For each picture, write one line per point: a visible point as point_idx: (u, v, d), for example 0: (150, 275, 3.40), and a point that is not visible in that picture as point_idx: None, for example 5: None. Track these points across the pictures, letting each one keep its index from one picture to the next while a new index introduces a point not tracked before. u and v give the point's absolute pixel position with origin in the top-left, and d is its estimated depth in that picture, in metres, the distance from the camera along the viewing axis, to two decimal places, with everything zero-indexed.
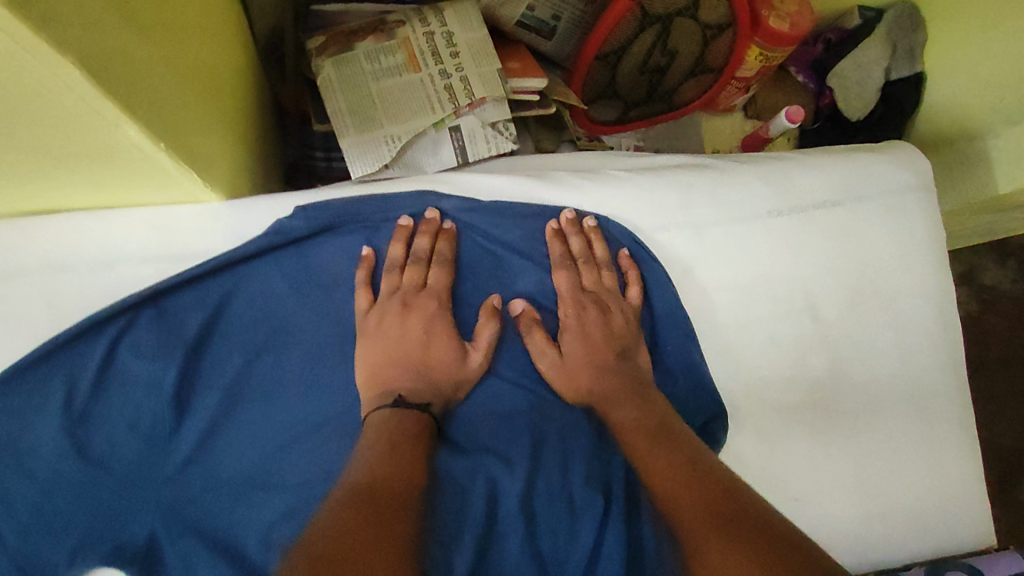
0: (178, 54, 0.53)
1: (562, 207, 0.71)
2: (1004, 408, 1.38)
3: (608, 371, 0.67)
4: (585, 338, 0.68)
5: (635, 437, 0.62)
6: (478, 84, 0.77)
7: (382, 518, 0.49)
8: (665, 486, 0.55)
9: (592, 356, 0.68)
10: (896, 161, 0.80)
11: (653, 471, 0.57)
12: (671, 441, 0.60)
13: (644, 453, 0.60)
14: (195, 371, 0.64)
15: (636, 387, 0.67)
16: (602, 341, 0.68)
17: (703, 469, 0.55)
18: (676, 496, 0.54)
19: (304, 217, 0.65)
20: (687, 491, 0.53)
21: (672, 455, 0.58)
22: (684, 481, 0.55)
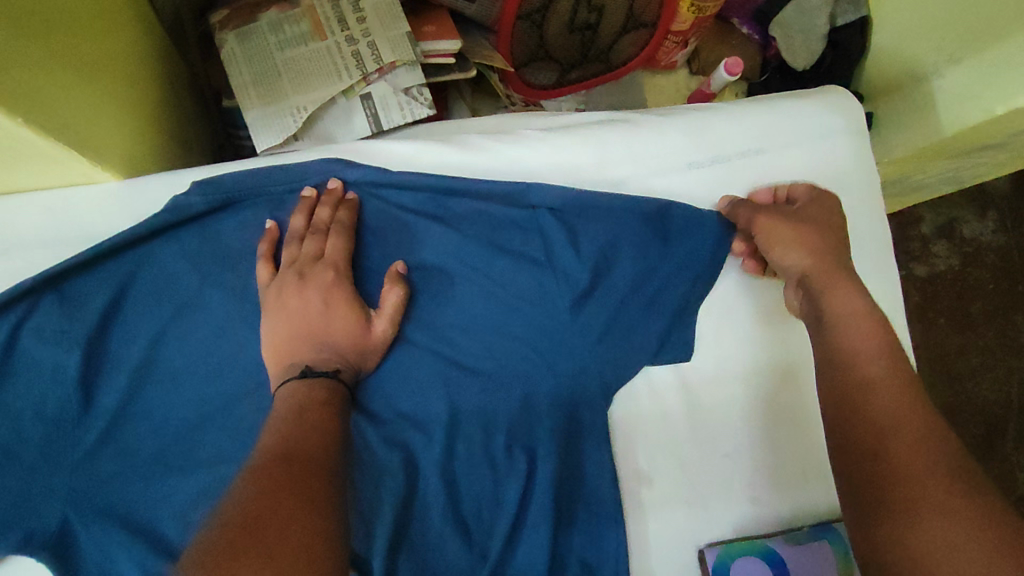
0: (53, 34, 0.53)
1: (471, 171, 0.69)
2: (990, 362, 1.33)
3: (813, 240, 0.67)
4: (795, 217, 0.68)
5: (864, 365, 0.60)
6: (386, 48, 0.77)
7: (285, 501, 0.45)
8: (884, 422, 0.55)
9: (812, 231, 0.67)
10: (827, 103, 0.76)
11: (871, 400, 0.57)
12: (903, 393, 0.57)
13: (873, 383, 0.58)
14: (101, 355, 0.62)
15: (843, 269, 0.66)
16: (820, 223, 0.68)
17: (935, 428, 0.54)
18: (895, 438, 0.54)
19: (201, 193, 0.63)
20: (915, 445, 0.53)
21: (900, 396, 0.57)
22: (913, 434, 0.54)
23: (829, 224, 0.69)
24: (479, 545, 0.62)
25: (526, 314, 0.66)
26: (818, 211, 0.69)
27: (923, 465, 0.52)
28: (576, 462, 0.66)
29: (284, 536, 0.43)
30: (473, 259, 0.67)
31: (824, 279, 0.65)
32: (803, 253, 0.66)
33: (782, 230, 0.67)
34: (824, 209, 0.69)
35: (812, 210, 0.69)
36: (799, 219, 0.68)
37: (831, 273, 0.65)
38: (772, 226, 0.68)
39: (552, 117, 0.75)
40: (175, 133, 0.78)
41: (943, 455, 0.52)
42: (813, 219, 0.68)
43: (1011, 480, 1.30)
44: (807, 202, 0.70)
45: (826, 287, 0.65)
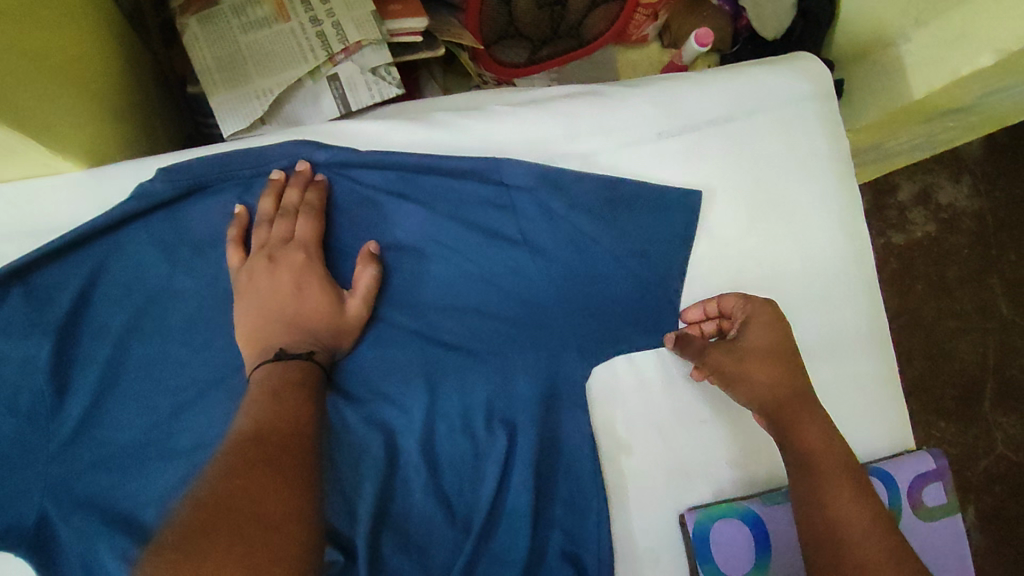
0: (13, 22, 0.51)
1: (440, 148, 0.68)
2: (967, 325, 1.35)
3: (768, 373, 0.65)
4: (738, 355, 0.65)
5: (797, 412, 0.64)
6: (350, 28, 0.76)
7: (257, 482, 0.45)
8: (820, 467, 0.61)
9: (765, 363, 0.65)
10: (796, 69, 0.76)
11: (805, 444, 0.62)
12: (830, 438, 0.63)
13: (808, 430, 0.63)
14: (73, 347, 0.61)
15: (805, 397, 0.65)
16: (768, 350, 0.66)
17: (850, 462, 0.61)
18: (831, 479, 0.60)
19: (167, 179, 0.62)
20: (838, 475, 0.60)
21: (828, 439, 0.63)
22: (846, 483, 0.60)
23: (776, 347, 0.66)
24: (462, 519, 0.62)
25: (502, 290, 0.67)
26: (761, 338, 0.66)
27: (852, 506, 0.58)
28: (556, 434, 0.67)
29: (255, 516, 0.43)
30: (445, 237, 0.67)
31: (786, 415, 0.64)
32: (760, 387, 0.65)
33: (738, 365, 0.65)
34: (771, 331, 0.66)
35: (755, 338, 0.66)
36: (754, 352, 0.65)
37: (796, 403, 0.64)
38: (724, 365, 0.66)
39: (520, 92, 0.75)
40: (140, 122, 0.76)
41: (855, 481, 0.60)
42: (760, 353, 0.65)
43: (988, 439, 1.33)
44: (750, 323, 0.67)
45: (790, 422, 0.64)
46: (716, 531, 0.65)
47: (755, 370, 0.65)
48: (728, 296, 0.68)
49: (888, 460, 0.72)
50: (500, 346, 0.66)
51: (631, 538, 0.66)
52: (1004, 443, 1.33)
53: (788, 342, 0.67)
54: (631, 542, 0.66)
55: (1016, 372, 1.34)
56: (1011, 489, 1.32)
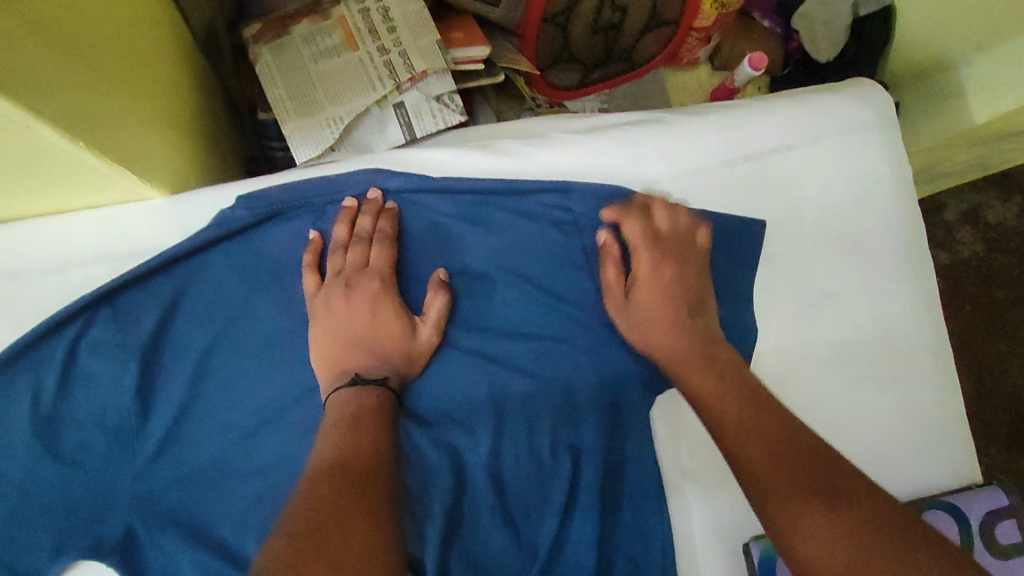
0: (96, 57, 0.54)
1: (507, 176, 0.70)
2: (1019, 348, 1.32)
3: (672, 350, 0.63)
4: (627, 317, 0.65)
5: (719, 404, 0.57)
6: (417, 57, 0.78)
7: (344, 511, 0.46)
8: (743, 445, 0.53)
9: (656, 319, 0.64)
10: (859, 97, 0.76)
11: (729, 438, 0.54)
12: (758, 423, 0.54)
13: (729, 418, 0.56)
14: (157, 366, 0.63)
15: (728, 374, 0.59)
16: (658, 300, 0.65)
17: (782, 443, 0.52)
18: (751, 460, 0.52)
19: (247, 207, 0.65)
20: (757, 449, 0.52)
21: (743, 410, 0.55)
22: (770, 457, 0.51)
23: (667, 315, 0.64)
24: (528, 543, 0.62)
25: (566, 315, 0.68)
26: (648, 281, 0.66)
27: (785, 486, 0.49)
28: (620, 460, 0.66)
29: (345, 547, 0.44)
30: (513, 264, 0.68)
31: (677, 370, 0.62)
32: (659, 334, 0.63)
33: (634, 323, 0.65)
34: (658, 298, 0.65)
35: (645, 295, 0.65)
36: (646, 304, 0.65)
37: (710, 380, 0.59)
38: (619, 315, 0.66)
39: (583, 119, 0.75)
40: (212, 147, 0.79)
41: (783, 456, 0.51)
42: (649, 306, 0.65)
43: None
44: (641, 283, 0.66)
45: (681, 375, 0.61)
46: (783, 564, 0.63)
47: (653, 331, 0.64)
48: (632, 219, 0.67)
49: (958, 494, 0.70)
50: (564, 372, 0.67)
51: (694, 567, 0.66)
52: None
53: (683, 281, 0.66)
54: (695, 570, 0.66)
55: None
56: None
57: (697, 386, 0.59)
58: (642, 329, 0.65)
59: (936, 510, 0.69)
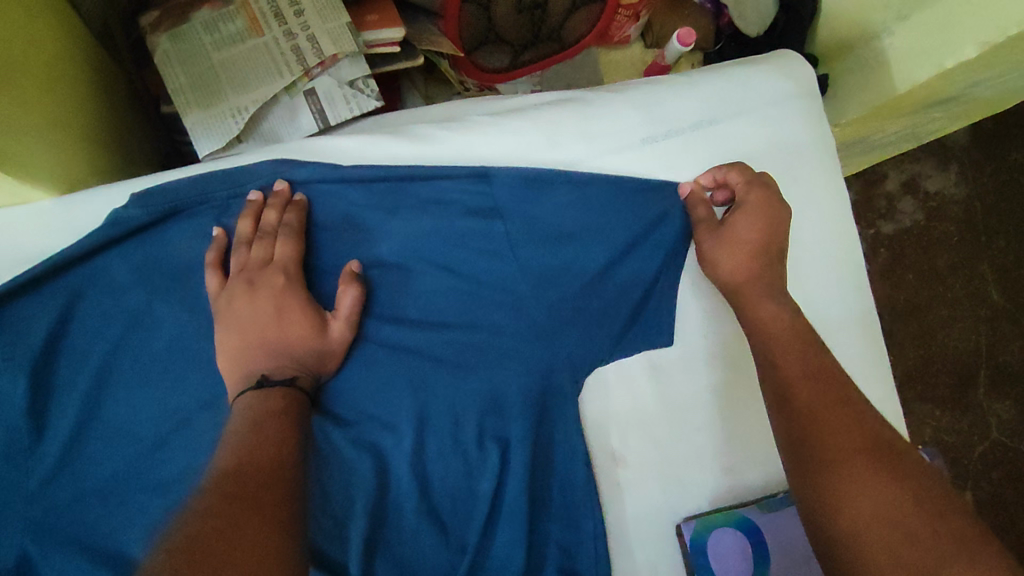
0: None
1: (420, 162, 0.67)
2: (958, 313, 1.35)
3: (753, 262, 0.66)
4: (718, 241, 0.66)
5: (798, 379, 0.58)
6: (326, 41, 0.74)
7: (237, 520, 0.44)
8: (806, 399, 0.56)
9: (748, 252, 0.65)
10: (778, 68, 0.75)
11: (799, 393, 0.57)
12: (843, 402, 0.56)
13: (806, 392, 0.57)
14: (50, 378, 0.59)
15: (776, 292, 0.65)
16: (756, 236, 0.66)
17: (858, 416, 0.55)
18: (820, 413, 0.55)
19: (140, 204, 0.61)
20: (824, 399, 0.56)
21: (809, 362, 0.59)
22: (837, 404, 0.55)
23: (759, 238, 0.66)
24: (457, 538, 0.61)
25: (488, 304, 0.66)
26: (751, 211, 0.67)
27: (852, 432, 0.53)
28: (549, 448, 0.65)
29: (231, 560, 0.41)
30: (429, 255, 0.66)
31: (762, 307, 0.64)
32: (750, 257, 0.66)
33: (721, 244, 0.66)
34: (757, 224, 0.66)
35: (742, 223, 0.66)
36: (737, 242, 0.66)
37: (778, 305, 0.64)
38: (709, 239, 0.67)
39: (501, 100, 0.73)
40: (116, 144, 0.75)
41: (846, 410, 0.55)
42: (749, 233, 0.66)
43: (984, 425, 1.33)
44: (743, 209, 0.67)
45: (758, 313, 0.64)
46: (714, 543, 0.65)
47: (742, 250, 0.66)
48: (737, 167, 0.69)
49: None
50: (488, 362, 0.65)
51: (627, 550, 0.66)
52: (998, 429, 1.33)
53: (779, 222, 0.67)
54: (629, 553, 0.66)
55: (1007, 357, 1.34)
56: (1006, 474, 1.32)
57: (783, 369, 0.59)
58: (737, 242, 0.66)
59: None
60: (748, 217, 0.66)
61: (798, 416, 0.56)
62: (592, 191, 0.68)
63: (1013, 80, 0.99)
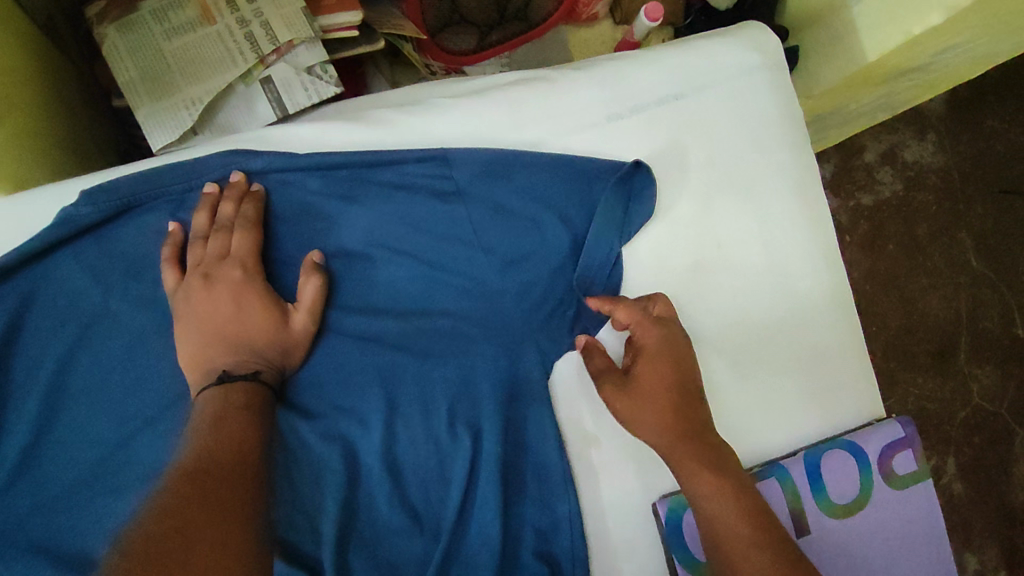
0: None
1: (380, 147, 0.65)
2: (937, 281, 1.36)
3: (660, 415, 0.62)
4: (625, 392, 0.63)
5: (711, 493, 0.59)
6: (281, 27, 0.72)
7: (195, 520, 0.43)
8: (677, 454, 0.61)
9: (658, 405, 0.62)
10: (744, 40, 0.73)
11: (670, 447, 0.61)
12: (718, 467, 0.60)
13: (696, 469, 0.60)
14: (6, 382, 0.58)
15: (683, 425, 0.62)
16: (662, 387, 0.63)
17: (744, 490, 0.59)
18: (686, 468, 0.60)
19: (90, 201, 0.59)
20: (687, 455, 0.60)
21: (658, 407, 0.62)
22: (689, 460, 0.60)
23: (665, 395, 0.63)
24: (431, 526, 0.61)
25: (455, 290, 0.65)
26: (653, 360, 0.64)
27: (720, 486, 0.59)
28: (522, 433, 0.65)
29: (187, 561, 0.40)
30: (394, 242, 0.64)
31: (661, 434, 0.61)
32: (656, 426, 0.62)
33: (631, 403, 0.63)
34: (660, 374, 0.63)
35: (649, 376, 0.63)
36: (643, 392, 0.63)
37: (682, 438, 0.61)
38: (621, 404, 0.63)
39: (462, 82, 0.71)
40: (68, 141, 0.72)
41: (707, 461, 0.60)
42: (658, 386, 0.63)
43: (965, 391, 1.34)
44: (642, 358, 0.64)
45: (667, 431, 0.61)
46: (690, 520, 0.64)
47: (645, 411, 0.62)
48: (621, 304, 0.64)
49: (855, 431, 0.72)
50: (457, 349, 0.64)
51: (604, 531, 0.65)
52: (979, 394, 1.34)
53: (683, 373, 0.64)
54: (606, 534, 0.65)
55: (987, 324, 1.35)
56: (988, 439, 1.34)
57: (694, 483, 0.59)
58: (646, 404, 0.63)
59: (834, 449, 0.70)
60: (650, 381, 0.63)
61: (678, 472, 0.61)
62: (558, 171, 0.67)
63: (982, 45, 0.99)
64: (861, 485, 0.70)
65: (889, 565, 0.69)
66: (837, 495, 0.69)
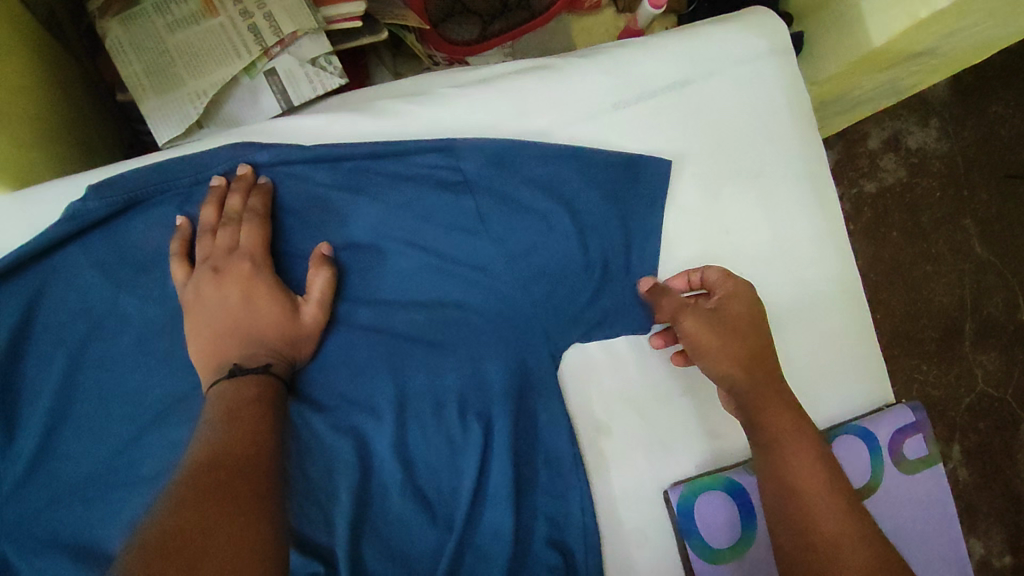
0: None
1: (386, 138, 0.65)
2: (942, 268, 1.35)
3: (745, 347, 0.62)
4: (711, 322, 0.63)
5: (789, 437, 0.59)
6: (283, 18, 0.72)
7: (214, 512, 0.43)
8: (761, 403, 0.61)
9: (739, 336, 0.62)
10: (750, 25, 0.73)
11: (751, 394, 0.62)
12: (801, 419, 0.61)
13: (780, 420, 0.60)
14: (18, 378, 0.58)
15: (767, 365, 0.63)
16: (745, 318, 0.63)
17: (821, 449, 0.59)
18: (771, 417, 0.61)
19: (98, 196, 0.59)
20: (773, 403, 0.61)
21: (751, 354, 0.63)
22: (772, 407, 0.61)
23: (749, 326, 0.63)
24: (444, 516, 0.61)
25: (464, 279, 0.65)
26: (737, 305, 0.64)
27: (799, 439, 0.59)
28: (532, 423, 0.65)
29: (204, 556, 0.40)
30: (401, 234, 0.64)
31: (750, 372, 0.62)
32: (733, 355, 0.62)
33: (711, 335, 0.62)
34: (745, 309, 0.64)
35: (734, 308, 0.64)
36: (724, 323, 0.63)
37: (767, 378, 0.62)
38: (696, 332, 0.63)
39: (467, 71, 0.71)
40: (75, 137, 0.73)
41: (791, 413, 0.61)
42: (741, 318, 0.63)
43: (971, 377, 1.34)
44: (727, 296, 0.64)
45: (754, 376, 0.62)
46: (700, 507, 0.65)
47: (727, 340, 0.62)
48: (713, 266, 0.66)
49: (865, 417, 0.72)
50: (467, 339, 0.64)
51: (617, 519, 0.66)
52: (985, 380, 1.34)
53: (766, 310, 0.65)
54: (618, 522, 0.66)
55: (992, 310, 1.35)
56: (994, 425, 1.34)
57: (773, 428, 0.60)
58: (726, 334, 0.62)
59: (845, 437, 0.70)
60: (727, 313, 0.63)
61: (757, 421, 0.61)
62: (567, 160, 0.67)
63: (988, 29, 0.98)
64: (872, 470, 0.70)
65: (899, 551, 0.70)
66: (849, 479, 0.69)
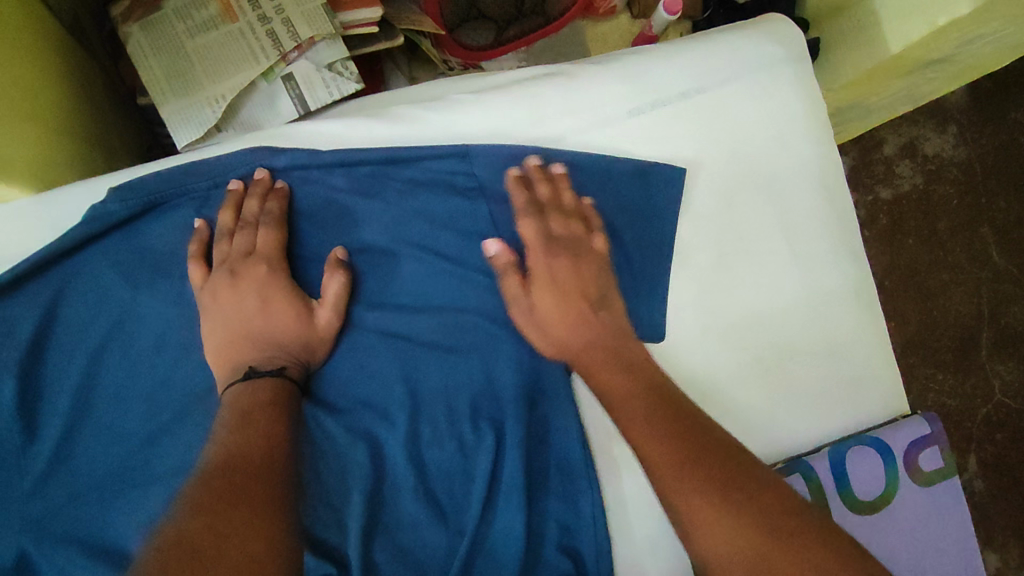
0: None
1: (401, 144, 0.65)
2: (959, 276, 1.34)
3: (567, 326, 0.62)
4: (557, 289, 0.62)
5: (640, 431, 0.54)
6: (301, 23, 0.72)
7: (230, 517, 0.43)
8: (627, 399, 0.56)
9: (563, 317, 0.62)
10: (766, 32, 0.72)
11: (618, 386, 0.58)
12: (661, 405, 0.55)
13: (634, 414, 0.55)
14: (39, 377, 0.59)
15: (606, 353, 0.61)
16: (564, 300, 0.62)
17: (684, 434, 0.52)
18: (628, 414, 0.55)
19: (119, 199, 0.59)
20: (626, 394, 0.57)
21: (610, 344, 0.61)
22: (626, 405, 0.56)
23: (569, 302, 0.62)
24: (455, 521, 0.61)
25: (478, 284, 0.65)
26: (568, 278, 0.62)
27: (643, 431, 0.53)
28: (544, 429, 0.65)
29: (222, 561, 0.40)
30: (415, 238, 0.65)
31: (591, 358, 0.61)
32: (580, 329, 0.62)
33: (557, 301, 0.62)
34: (567, 289, 0.62)
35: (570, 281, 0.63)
36: (544, 302, 0.62)
37: (603, 363, 0.60)
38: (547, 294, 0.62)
39: (482, 77, 0.71)
40: (97, 139, 0.74)
41: (645, 409, 0.55)
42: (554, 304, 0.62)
43: (986, 387, 1.32)
44: (541, 278, 0.63)
45: (593, 363, 0.60)
46: None
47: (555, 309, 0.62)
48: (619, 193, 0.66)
49: (880, 428, 0.71)
50: (480, 344, 0.64)
51: (628, 526, 0.65)
52: (1001, 390, 1.32)
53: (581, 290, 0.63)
54: (629, 529, 0.65)
55: (1009, 319, 1.33)
56: (1011, 436, 1.32)
57: (627, 425, 0.55)
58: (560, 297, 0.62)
59: (860, 447, 0.70)
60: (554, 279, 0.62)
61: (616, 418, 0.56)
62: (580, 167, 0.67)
63: (1007, 36, 0.97)
64: (887, 481, 0.70)
65: (914, 563, 0.69)
66: (862, 491, 0.69)
